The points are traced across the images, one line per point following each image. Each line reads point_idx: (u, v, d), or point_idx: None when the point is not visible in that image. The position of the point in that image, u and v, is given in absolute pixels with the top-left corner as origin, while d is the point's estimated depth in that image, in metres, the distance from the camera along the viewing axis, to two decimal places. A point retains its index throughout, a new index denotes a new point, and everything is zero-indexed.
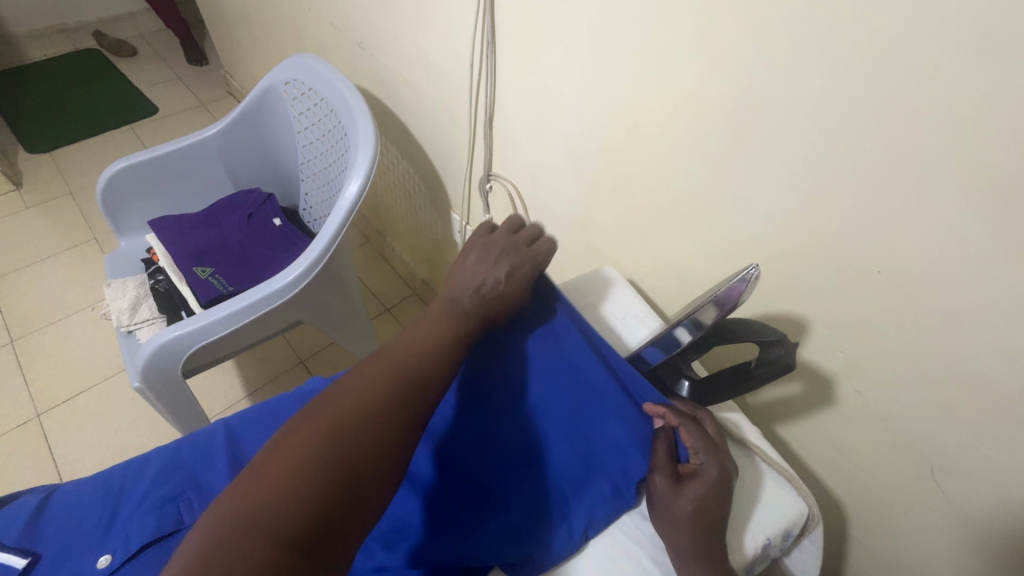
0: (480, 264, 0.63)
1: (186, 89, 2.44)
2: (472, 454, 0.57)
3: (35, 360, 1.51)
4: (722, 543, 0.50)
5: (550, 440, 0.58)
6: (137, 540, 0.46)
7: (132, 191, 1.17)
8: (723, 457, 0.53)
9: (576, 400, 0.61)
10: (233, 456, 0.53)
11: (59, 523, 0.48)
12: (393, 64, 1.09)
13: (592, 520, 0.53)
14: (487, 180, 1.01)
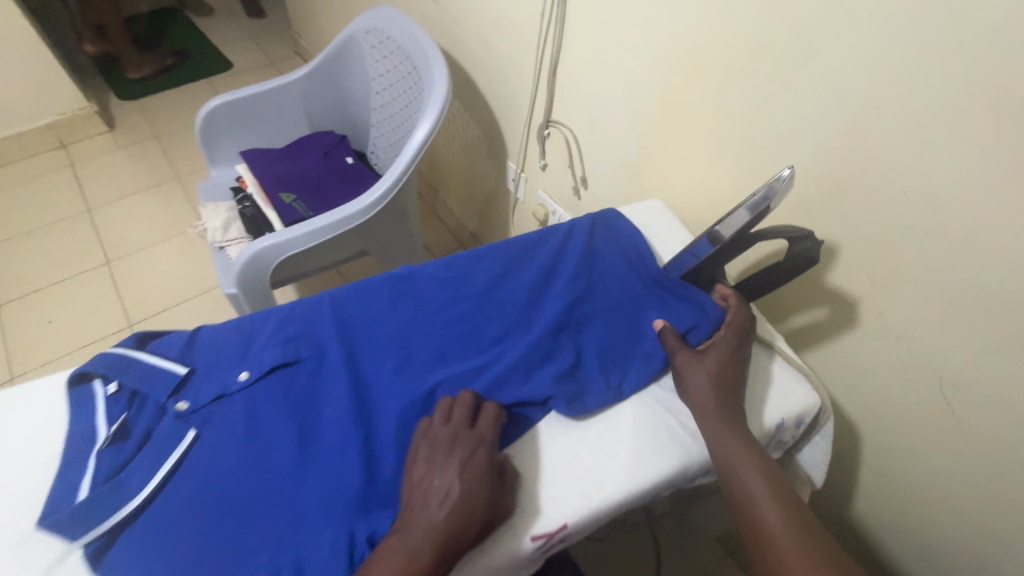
0: (428, 472, 0.51)
1: (255, 47, 2.60)
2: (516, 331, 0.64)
3: (127, 279, 1.70)
4: (736, 402, 0.59)
5: (593, 324, 0.65)
6: (268, 364, 0.58)
7: (227, 124, 1.30)
8: (737, 336, 0.63)
9: (617, 293, 0.68)
10: (337, 317, 0.64)
11: (206, 349, 0.61)
12: (465, 18, 1.18)
13: (629, 384, 0.62)
14: (546, 126, 1.09)
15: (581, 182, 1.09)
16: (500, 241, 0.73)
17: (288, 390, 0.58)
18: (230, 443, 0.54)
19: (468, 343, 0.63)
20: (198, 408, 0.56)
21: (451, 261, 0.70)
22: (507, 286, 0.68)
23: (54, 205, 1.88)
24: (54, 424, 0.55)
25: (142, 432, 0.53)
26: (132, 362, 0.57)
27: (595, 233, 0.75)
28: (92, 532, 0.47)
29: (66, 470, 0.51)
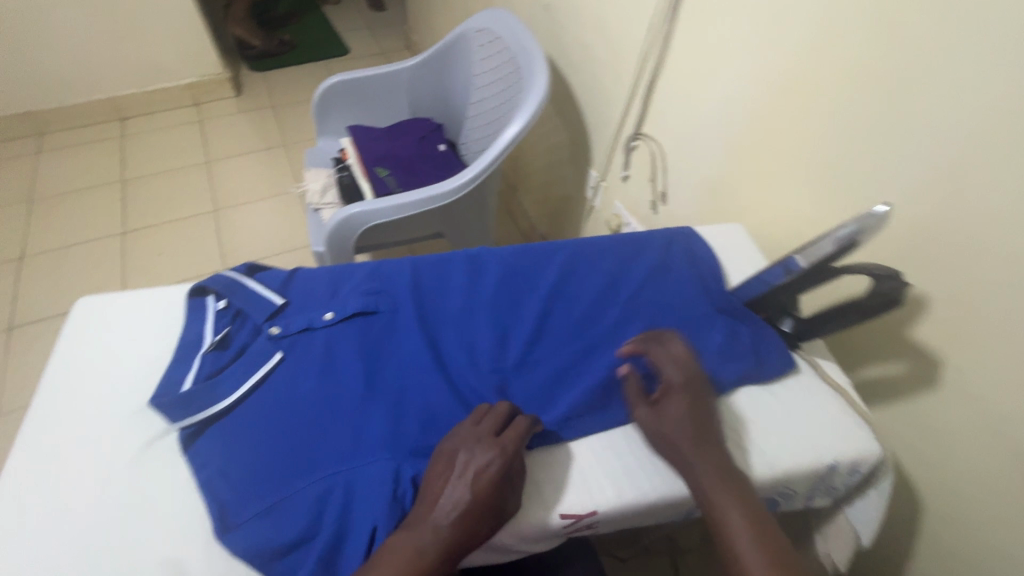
0: (447, 477, 0.52)
1: (371, 37, 2.80)
2: (573, 327, 0.67)
3: (229, 228, 1.89)
4: (713, 442, 0.56)
5: (650, 333, 0.66)
6: (349, 311, 0.65)
7: (340, 102, 1.42)
8: (691, 371, 0.61)
9: (678, 307, 0.69)
10: (415, 282, 0.69)
11: (300, 288, 0.68)
12: (573, 26, 1.22)
13: (677, 395, 0.62)
14: (635, 137, 1.11)
15: (660, 197, 1.11)
16: (575, 240, 0.76)
17: (362, 337, 0.63)
18: (309, 371, 0.60)
19: (534, 328, 0.66)
20: (287, 335, 0.63)
21: (524, 250, 0.74)
22: (577, 283, 0.70)
23: (181, 154, 2.13)
24: (174, 327, 0.66)
25: (238, 345, 0.62)
26: (240, 286, 0.66)
27: (670, 246, 0.76)
28: (187, 418, 0.56)
29: (177, 364, 0.60)
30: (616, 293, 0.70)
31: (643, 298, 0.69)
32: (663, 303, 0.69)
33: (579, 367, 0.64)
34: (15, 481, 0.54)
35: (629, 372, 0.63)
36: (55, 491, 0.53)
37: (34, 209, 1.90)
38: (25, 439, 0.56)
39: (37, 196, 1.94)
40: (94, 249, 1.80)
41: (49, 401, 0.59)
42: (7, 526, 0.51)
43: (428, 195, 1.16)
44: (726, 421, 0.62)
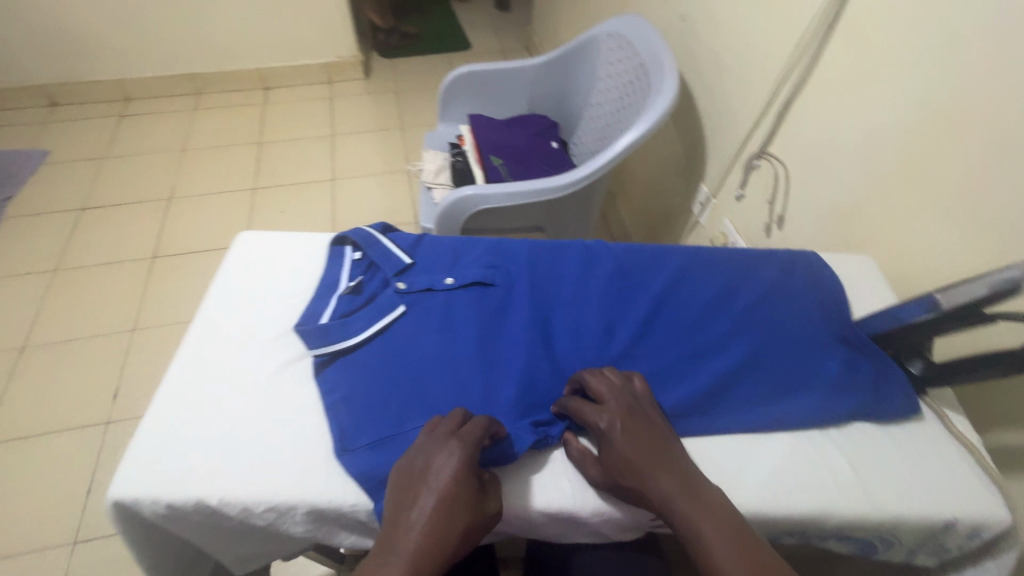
0: (407, 505, 0.50)
1: (493, 35, 2.91)
2: (681, 330, 0.67)
3: (342, 197, 2.05)
4: (664, 478, 0.53)
5: (760, 351, 0.65)
6: (468, 279, 0.69)
7: (465, 91, 1.50)
8: (616, 405, 0.57)
9: (793, 329, 0.67)
10: (531, 262, 0.73)
11: (425, 251, 0.74)
12: (708, 38, 1.21)
13: (782, 416, 0.61)
14: (758, 156, 1.08)
15: (777, 220, 1.07)
16: (690, 246, 0.76)
17: (478, 305, 0.68)
18: (427, 326, 0.65)
19: (642, 324, 0.67)
20: (411, 291, 0.68)
21: (638, 248, 0.75)
22: (690, 289, 0.70)
23: (311, 125, 2.33)
24: (316, 269, 0.74)
25: (370, 293, 0.68)
26: (376, 241, 0.72)
27: (791, 267, 0.74)
28: (320, 347, 0.63)
29: (318, 300, 0.68)
30: (729, 304, 0.69)
31: (757, 315, 0.68)
32: (778, 324, 0.68)
33: (684, 369, 0.64)
34: (172, 375, 0.62)
35: (733, 384, 0.63)
36: (209, 387, 0.60)
37: (187, 157, 2.17)
38: (189, 341, 0.64)
39: (190, 147, 2.21)
40: (228, 199, 2.02)
41: (210, 313, 0.68)
42: (169, 408, 0.58)
43: (539, 187, 1.18)
44: (833, 452, 0.60)
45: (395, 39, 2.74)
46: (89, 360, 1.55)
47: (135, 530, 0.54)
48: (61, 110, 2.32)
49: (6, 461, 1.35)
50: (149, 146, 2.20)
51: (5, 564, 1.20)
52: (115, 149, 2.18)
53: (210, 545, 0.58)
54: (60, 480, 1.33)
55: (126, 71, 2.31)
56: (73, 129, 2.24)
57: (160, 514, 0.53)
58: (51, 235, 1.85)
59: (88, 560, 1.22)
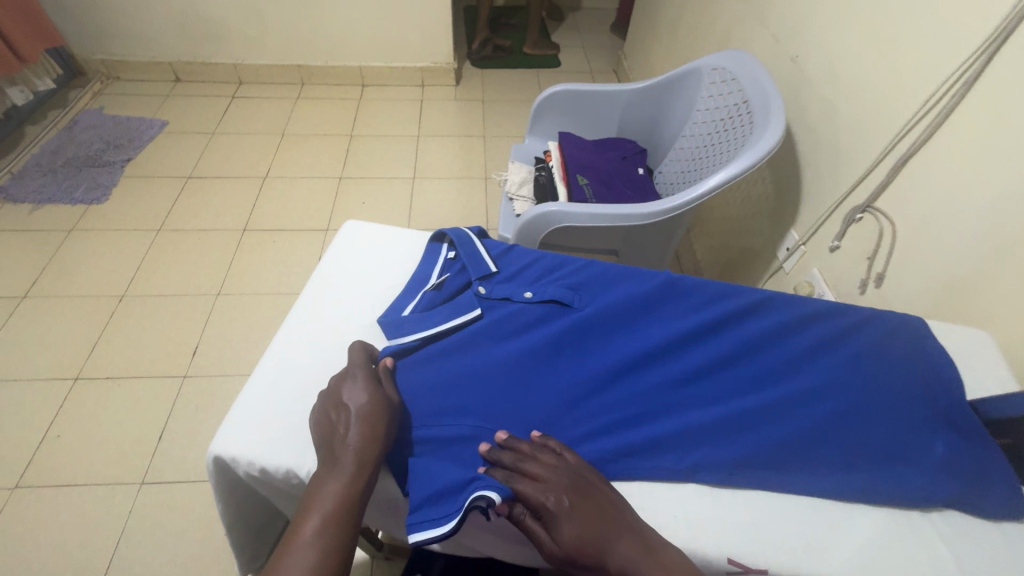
0: (341, 396, 0.57)
1: (584, 56, 2.94)
2: (760, 381, 0.64)
3: (420, 195, 2.12)
4: (623, 546, 0.50)
5: (847, 415, 0.62)
6: (548, 295, 0.70)
7: (558, 108, 1.50)
8: (561, 477, 0.53)
9: (887, 399, 0.63)
10: (611, 289, 0.72)
11: (511, 262, 0.75)
12: (820, 80, 1.16)
13: (865, 489, 0.57)
14: (862, 210, 1.03)
15: (874, 278, 1.01)
16: (784, 294, 0.73)
17: (553, 322, 0.68)
18: (496, 335, 0.67)
19: (717, 367, 0.65)
20: (491, 298, 0.70)
21: (728, 289, 0.73)
22: (771, 339, 0.67)
23: (400, 124, 2.44)
24: (411, 265, 0.77)
25: (450, 290, 0.71)
26: (468, 242, 0.75)
27: (897, 332, 0.69)
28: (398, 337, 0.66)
29: (406, 293, 0.71)
30: (811, 360, 0.66)
31: (849, 377, 0.64)
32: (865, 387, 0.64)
33: (759, 423, 0.61)
34: (274, 350, 0.65)
35: (813, 445, 0.60)
36: (304, 363, 0.64)
37: (285, 141, 2.32)
38: (290, 317, 0.69)
39: (289, 132, 2.36)
40: (316, 184, 2.14)
41: (310, 295, 0.72)
42: (268, 378, 0.62)
43: (625, 211, 1.16)
44: (930, 537, 0.56)
45: (489, 50, 2.83)
46: (176, 317, 1.67)
47: (226, 484, 0.58)
48: (183, 86, 2.55)
49: (95, 396, 1.48)
50: (254, 127, 2.37)
51: (83, 490, 1.32)
52: (224, 126, 2.36)
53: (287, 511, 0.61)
54: (136, 422, 1.44)
55: (243, 56, 2.51)
56: (190, 104, 2.45)
57: (252, 476, 0.57)
58: (160, 198, 2.03)
59: (151, 501, 1.31)
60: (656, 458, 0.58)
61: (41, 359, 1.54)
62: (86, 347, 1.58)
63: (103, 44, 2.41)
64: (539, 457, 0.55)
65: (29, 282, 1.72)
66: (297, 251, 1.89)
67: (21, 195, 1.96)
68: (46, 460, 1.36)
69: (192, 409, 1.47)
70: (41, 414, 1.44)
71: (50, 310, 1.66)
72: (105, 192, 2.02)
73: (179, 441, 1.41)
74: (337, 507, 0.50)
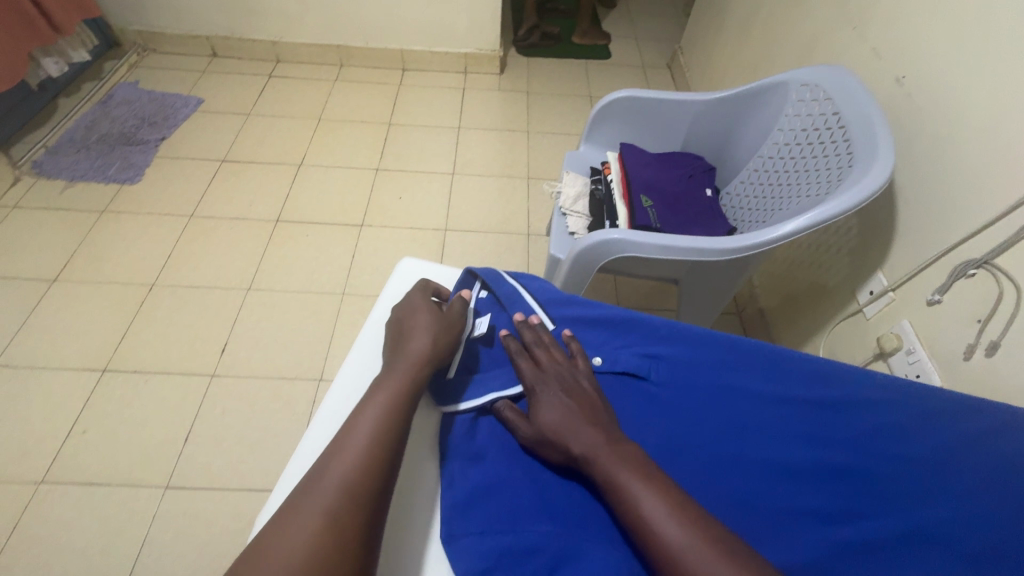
0: (408, 321, 0.70)
1: (636, 48, 2.76)
2: (839, 475, 0.61)
3: (459, 193, 2.02)
4: (591, 424, 0.61)
5: (937, 523, 0.58)
6: (621, 366, 0.68)
7: (619, 116, 1.38)
8: (552, 368, 0.67)
9: (990, 515, 0.58)
10: (685, 358, 0.68)
11: (584, 323, 0.73)
12: (931, 111, 1.03)
13: None
14: (976, 266, 0.90)
15: (986, 345, 0.89)
16: (873, 376, 0.69)
17: (626, 398, 0.67)
18: None
19: (815, 470, 0.62)
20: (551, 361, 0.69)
21: (816, 371, 0.68)
22: (868, 436, 0.64)
23: (439, 114, 2.32)
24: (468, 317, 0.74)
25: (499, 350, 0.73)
26: (516, 298, 0.75)
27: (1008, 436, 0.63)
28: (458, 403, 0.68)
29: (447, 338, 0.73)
30: (909, 458, 0.63)
31: (939, 481, 0.61)
32: (974, 504, 0.59)
33: (864, 547, 0.57)
34: None
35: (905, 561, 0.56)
36: None
37: (321, 126, 2.23)
38: None
39: (325, 117, 2.27)
40: (351, 176, 2.05)
41: (359, 352, 0.74)
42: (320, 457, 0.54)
43: (700, 246, 1.04)
44: None
45: (536, 38, 2.67)
46: (205, 311, 1.62)
47: None
48: (220, 62, 2.47)
49: (122, 390, 1.44)
50: (289, 109, 2.28)
51: (107, 490, 1.29)
52: (259, 107, 2.28)
53: None
54: (163, 421, 1.40)
55: (282, 33, 2.41)
56: (226, 82, 2.38)
57: None
58: (193, 181, 1.97)
59: (175, 507, 1.28)
60: None
61: (70, 348, 1.51)
62: (115, 337, 1.54)
63: (140, 15, 2.34)
64: (538, 350, 0.69)
65: (61, 265, 1.69)
66: (329, 247, 1.81)
67: (54, 171, 1.92)
68: (72, 456, 1.33)
69: (218, 412, 1.43)
70: (69, 406, 1.41)
71: (79, 296, 1.62)
72: (138, 171, 1.97)
73: (204, 445, 1.37)
74: (381, 417, 0.58)
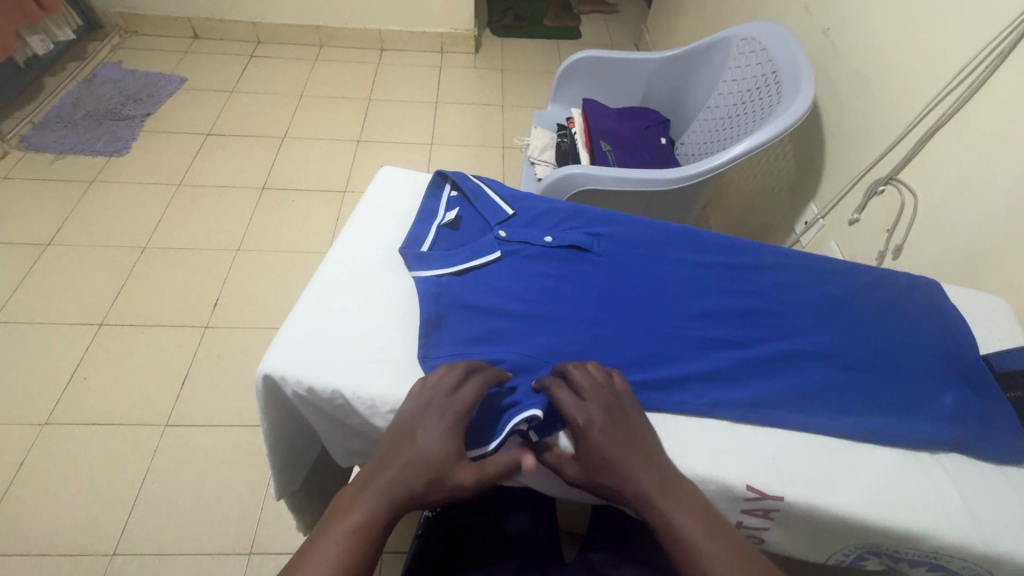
0: (421, 403, 0.55)
1: (605, 30, 2.90)
2: (757, 322, 0.67)
3: (438, 161, 2.13)
4: (647, 468, 0.52)
5: (840, 356, 0.65)
6: (564, 241, 0.73)
7: (582, 74, 1.50)
8: (605, 401, 0.56)
9: (883, 347, 0.66)
10: (622, 237, 0.74)
11: (530, 209, 0.77)
12: (851, 55, 1.16)
13: (855, 426, 0.60)
14: (885, 182, 1.04)
15: (893, 250, 1.03)
16: (793, 253, 0.75)
17: (566, 265, 0.71)
18: (515, 277, 0.69)
19: (732, 317, 0.68)
20: (510, 241, 0.73)
21: (740, 247, 0.75)
22: (784, 294, 0.70)
23: (418, 90, 2.43)
24: (428, 205, 0.77)
25: (468, 233, 0.74)
26: (482, 194, 0.77)
27: (908, 294, 0.71)
28: (428, 271, 0.69)
29: (418, 227, 0.74)
30: (822, 310, 0.69)
31: (847, 327, 0.68)
32: (864, 337, 0.67)
33: (771, 368, 0.64)
34: (315, 284, 0.68)
35: (812, 386, 0.62)
36: (348, 295, 0.66)
37: (303, 102, 2.31)
38: (330, 253, 0.71)
39: (306, 93, 2.35)
40: (334, 147, 2.14)
41: (345, 234, 0.74)
42: (312, 306, 0.65)
43: (650, 176, 1.16)
44: (941, 481, 0.58)
45: (510, 20, 2.79)
46: (197, 270, 1.70)
47: (271, 402, 0.61)
48: (201, 43, 2.53)
49: (120, 342, 1.52)
50: (272, 87, 2.36)
51: (110, 429, 1.37)
52: (242, 85, 2.36)
53: (326, 428, 0.65)
54: (160, 368, 1.48)
55: (263, 15, 2.49)
56: (209, 62, 2.45)
57: (298, 395, 0.60)
58: (180, 153, 2.04)
59: (175, 442, 1.36)
60: (666, 394, 0.60)
61: (65, 305, 1.58)
62: (110, 295, 1.62)
63: None
64: (586, 379, 0.57)
65: (53, 230, 1.75)
66: (316, 212, 1.90)
67: (43, 144, 1.98)
68: (74, 400, 1.41)
69: (213, 358, 1.51)
70: (68, 357, 1.48)
71: (73, 258, 1.69)
72: (125, 145, 2.03)
73: (201, 387, 1.46)
74: (353, 541, 0.46)
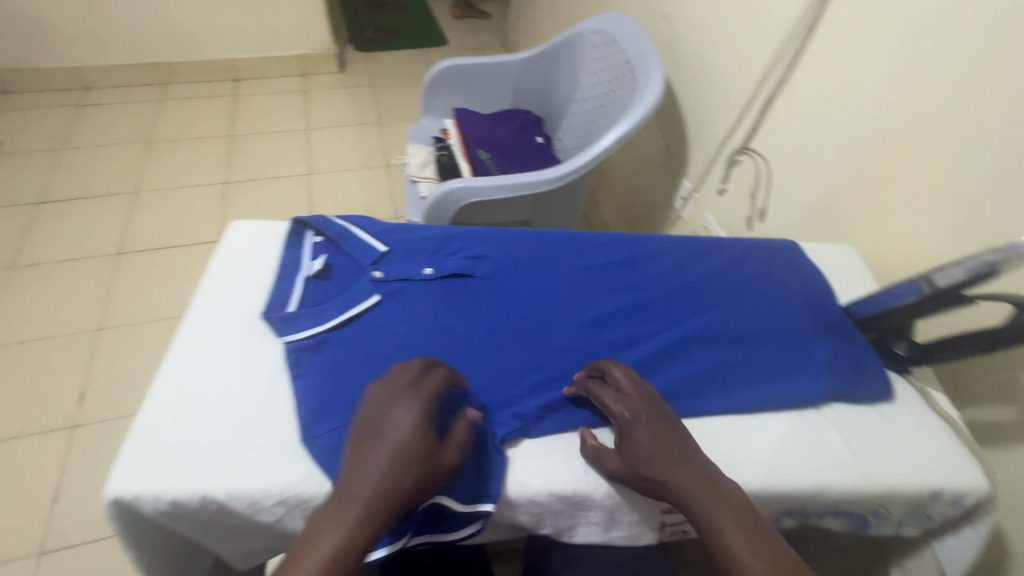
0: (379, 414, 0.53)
1: (471, 33, 2.89)
2: (647, 315, 0.68)
3: (320, 191, 2.00)
4: (688, 462, 0.53)
5: (725, 331, 0.67)
6: (445, 270, 0.69)
7: (449, 84, 1.47)
8: (640, 399, 0.58)
9: (761, 315, 0.70)
10: (505, 254, 0.72)
11: (404, 241, 0.73)
12: (691, 37, 1.24)
13: (749, 398, 0.62)
14: (740, 152, 1.12)
15: (758, 215, 1.12)
16: (667, 239, 0.78)
17: (452, 294, 0.68)
18: (399, 319, 0.64)
19: (623, 314, 0.68)
20: (388, 281, 0.68)
21: (619, 242, 0.76)
22: (667, 282, 0.72)
23: (284, 119, 2.27)
24: (291, 258, 0.70)
25: (341, 280, 0.68)
26: (349, 235, 0.71)
27: (773, 260, 0.76)
28: (299, 333, 0.62)
29: (280, 284, 0.67)
30: (703, 290, 0.72)
31: (727, 302, 0.71)
32: (743, 308, 0.71)
33: (667, 358, 0.65)
34: (165, 375, 0.58)
35: (705, 366, 0.64)
36: (208, 380, 0.58)
37: (152, 150, 2.07)
38: (180, 335, 0.61)
39: (155, 139, 2.11)
40: (198, 194, 1.94)
41: (196, 308, 0.65)
42: (165, 403, 0.56)
43: (530, 179, 1.16)
44: (828, 432, 0.62)
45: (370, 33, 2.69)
46: (52, 363, 1.46)
47: (131, 527, 0.52)
48: (11, 98, 2.18)
49: None
50: (111, 137, 2.09)
51: None
52: (73, 140, 2.06)
53: (208, 537, 0.56)
54: (23, 486, 1.25)
55: (84, 58, 2.19)
56: (25, 119, 2.11)
57: (162, 512, 0.51)
58: (5, 230, 1.74)
59: (57, 569, 1.16)
60: None
61: None
62: None
63: None
64: (625, 380, 0.59)
65: None
66: (190, 268, 1.71)
67: None
68: None
69: (89, 460, 1.31)
70: None
71: None
72: None
73: (80, 496, 1.25)
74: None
